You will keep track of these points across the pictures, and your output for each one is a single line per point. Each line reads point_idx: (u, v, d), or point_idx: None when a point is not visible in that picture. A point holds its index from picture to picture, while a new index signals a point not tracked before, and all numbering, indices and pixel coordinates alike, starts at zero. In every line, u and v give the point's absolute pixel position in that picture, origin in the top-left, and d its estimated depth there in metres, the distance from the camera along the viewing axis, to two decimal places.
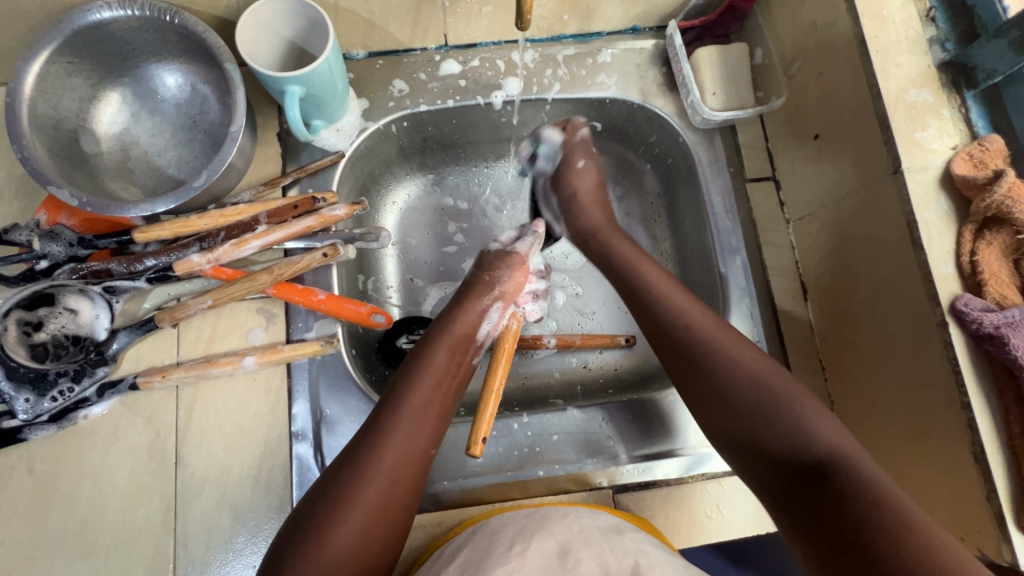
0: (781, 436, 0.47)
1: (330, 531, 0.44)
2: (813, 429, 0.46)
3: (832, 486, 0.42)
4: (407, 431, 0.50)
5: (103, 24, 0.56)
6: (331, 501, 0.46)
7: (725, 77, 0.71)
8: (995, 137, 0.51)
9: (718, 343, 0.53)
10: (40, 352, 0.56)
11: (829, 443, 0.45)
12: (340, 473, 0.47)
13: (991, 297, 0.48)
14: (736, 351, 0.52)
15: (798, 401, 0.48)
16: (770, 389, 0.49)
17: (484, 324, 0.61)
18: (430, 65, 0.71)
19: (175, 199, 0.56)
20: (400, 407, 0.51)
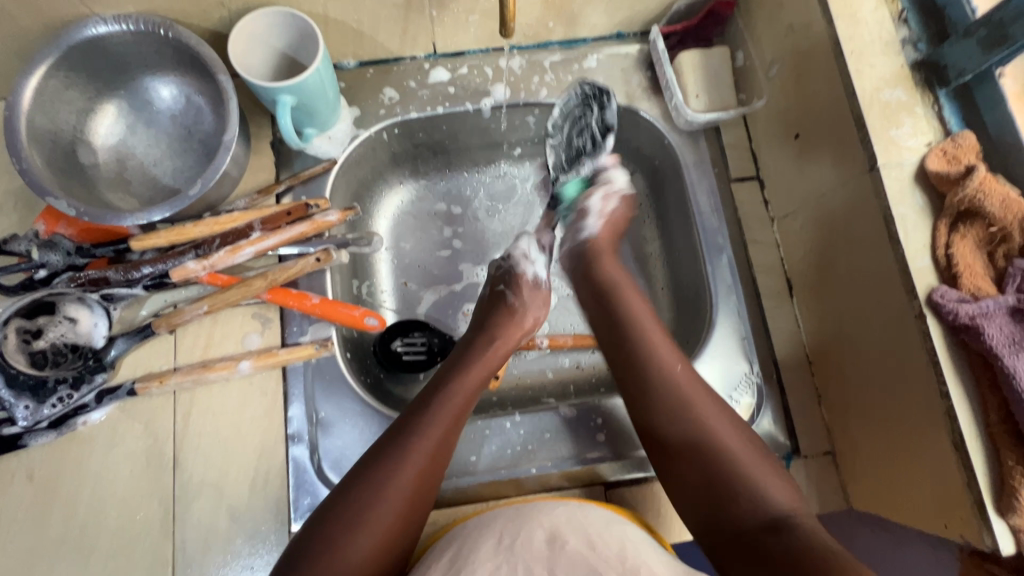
0: (731, 492, 0.48)
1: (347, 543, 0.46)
2: (765, 491, 0.48)
3: (775, 545, 0.44)
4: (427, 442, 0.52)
5: (99, 39, 0.58)
6: (347, 512, 0.47)
7: (708, 80, 0.72)
8: (967, 133, 0.52)
9: (691, 394, 0.54)
10: (39, 359, 0.58)
11: (779, 500, 0.47)
12: (356, 492, 0.49)
13: (966, 289, 0.49)
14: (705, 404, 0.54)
15: (745, 452, 0.50)
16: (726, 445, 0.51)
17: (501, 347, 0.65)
18: (419, 73, 0.73)
19: (170, 208, 0.57)
20: (415, 426, 0.53)
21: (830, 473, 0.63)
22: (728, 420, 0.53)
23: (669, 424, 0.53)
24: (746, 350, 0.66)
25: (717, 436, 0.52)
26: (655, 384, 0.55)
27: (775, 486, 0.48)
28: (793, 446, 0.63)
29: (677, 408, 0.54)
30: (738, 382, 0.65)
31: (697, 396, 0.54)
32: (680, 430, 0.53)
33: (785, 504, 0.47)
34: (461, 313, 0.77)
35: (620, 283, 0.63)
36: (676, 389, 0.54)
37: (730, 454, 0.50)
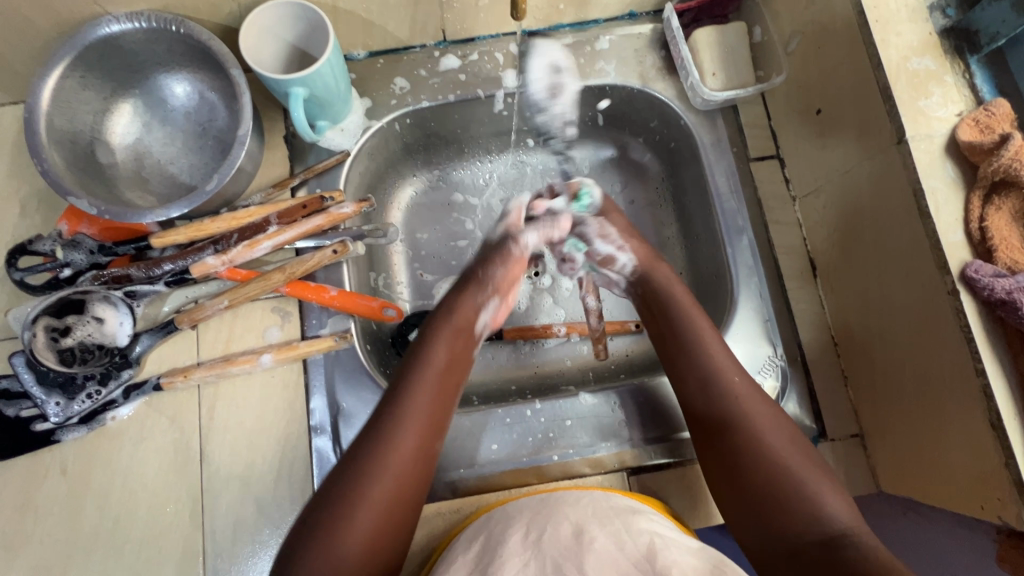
0: (785, 515, 0.48)
1: (340, 530, 0.46)
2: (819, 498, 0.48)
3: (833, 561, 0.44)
4: (414, 418, 0.52)
5: (113, 38, 0.58)
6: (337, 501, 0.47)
7: (725, 57, 0.70)
8: (1001, 101, 0.50)
9: (746, 405, 0.53)
10: (68, 356, 0.59)
11: (839, 517, 0.47)
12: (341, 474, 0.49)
13: (1002, 263, 0.47)
14: (764, 414, 0.53)
15: (794, 453, 0.50)
16: (778, 452, 0.51)
17: (484, 315, 0.62)
18: (430, 61, 0.72)
19: (189, 204, 0.58)
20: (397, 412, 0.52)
21: (857, 456, 0.61)
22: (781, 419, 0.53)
23: (739, 431, 0.52)
24: (770, 333, 0.65)
25: (768, 453, 0.51)
26: (718, 395, 0.54)
27: (836, 502, 0.48)
28: (819, 429, 0.62)
29: (735, 423, 0.53)
30: (761, 365, 0.64)
31: (746, 401, 0.54)
32: (746, 445, 0.52)
33: (843, 521, 0.46)
34: None
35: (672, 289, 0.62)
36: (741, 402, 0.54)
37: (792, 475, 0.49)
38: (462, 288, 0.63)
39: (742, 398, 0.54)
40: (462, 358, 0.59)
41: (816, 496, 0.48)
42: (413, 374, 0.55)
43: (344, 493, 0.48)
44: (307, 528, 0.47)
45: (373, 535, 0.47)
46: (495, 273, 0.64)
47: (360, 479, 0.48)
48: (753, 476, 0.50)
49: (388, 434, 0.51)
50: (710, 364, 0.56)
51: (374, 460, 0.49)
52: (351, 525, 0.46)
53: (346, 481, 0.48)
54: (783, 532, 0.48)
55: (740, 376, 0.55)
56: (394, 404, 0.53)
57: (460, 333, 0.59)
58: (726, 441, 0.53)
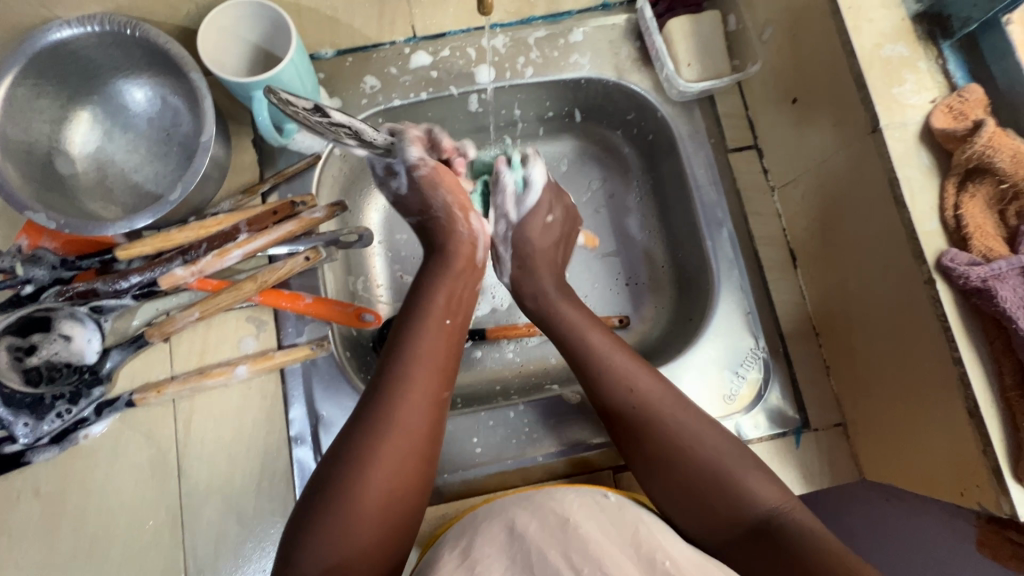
0: (718, 505, 0.49)
1: (362, 485, 0.46)
2: (747, 490, 0.49)
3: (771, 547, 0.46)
4: (416, 376, 0.51)
5: (65, 43, 0.56)
6: (352, 459, 0.47)
7: (699, 47, 0.70)
8: (974, 87, 0.50)
9: (662, 408, 0.54)
10: (33, 376, 0.57)
11: (767, 503, 0.48)
12: (351, 437, 0.49)
13: (976, 251, 0.47)
14: (678, 412, 0.53)
15: (722, 450, 0.51)
16: (703, 445, 0.52)
17: (483, 247, 0.62)
18: (400, 59, 0.70)
19: (153, 214, 0.56)
20: (399, 373, 0.51)
21: (840, 445, 0.62)
22: (701, 418, 0.54)
23: (653, 437, 0.53)
24: (751, 325, 0.65)
25: (702, 454, 0.51)
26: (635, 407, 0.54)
27: (761, 489, 0.49)
28: (803, 420, 0.62)
29: (654, 437, 0.53)
30: (743, 357, 0.64)
31: (666, 408, 0.54)
32: (665, 446, 0.52)
33: (771, 505, 0.48)
34: None
35: (553, 306, 0.63)
36: (652, 408, 0.54)
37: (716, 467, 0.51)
38: (452, 245, 0.61)
39: (659, 407, 0.54)
40: (459, 311, 0.57)
41: (747, 489, 0.49)
42: (408, 336, 0.53)
43: (357, 451, 0.47)
44: (321, 494, 0.46)
45: (389, 492, 0.47)
46: (461, 232, 0.61)
47: (370, 438, 0.48)
48: (688, 475, 0.51)
49: (391, 396, 0.50)
50: (616, 377, 0.56)
51: (380, 420, 0.48)
52: (365, 481, 0.46)
53: (361, 441, 0.48)
54: (716, 519, 0.49)
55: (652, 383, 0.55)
56: (399, 350, 0.53)
57: (456, 289, 0.58)
58: (654, 450, 0.52)
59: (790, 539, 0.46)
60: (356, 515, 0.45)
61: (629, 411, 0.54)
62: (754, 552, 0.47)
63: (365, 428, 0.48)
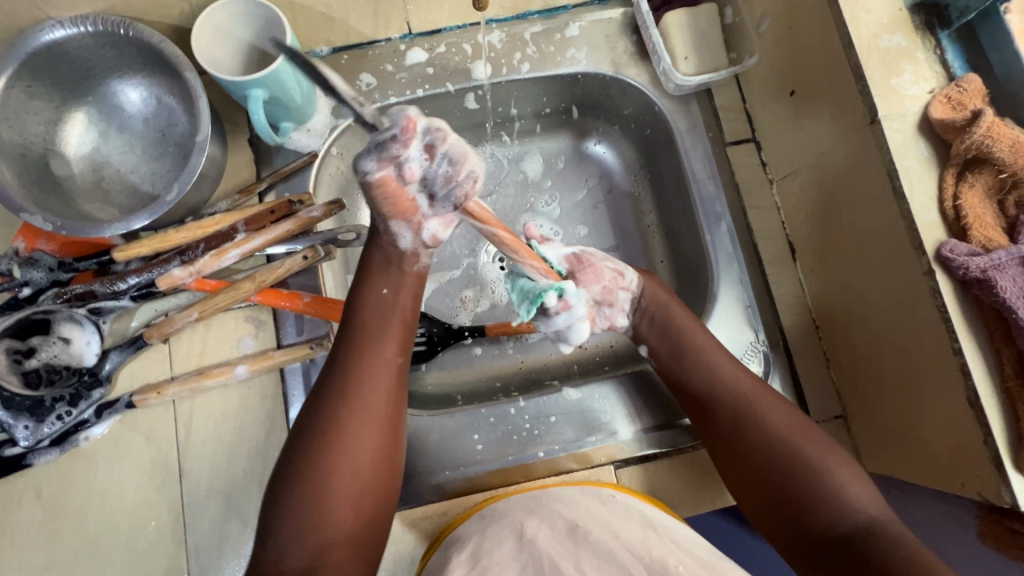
0: (807, 508, 0.51)
1: (318, 492, 0.48)
2: (837, 488, 0.51)
3: (855, 553, 0.47)
4: (364, 372, 0.51)
5: (58, 43, 0.55)
6: (301, 469, 0.48)
7: (696, 40, 0.69)
8: (973, 76, 0.50)
9: (766, 407, 0.56)
10: (33, 379, 0.57)
11: (864, 507, 0.50)
12: (298, 447, 0.49)
13: (976, 241, 0.47)
14: (776, 415, 0.56)
15: (821, 451, 0.53)
16: (799, 447, 0.53)
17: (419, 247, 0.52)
18: (396, 55, 0.70)
19: (150, 214, 0.55)
20: (336, 384, 0.50)
21: (842, 437, 0.62)
22: (793, 417, 0.56)
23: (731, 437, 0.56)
24: (751, 318, 0.64)
25: (794, 456, 0.53)
26: (730, 406, 0.57)
27: (857, 492, 0.50)
28: (804, 412, 0.62)
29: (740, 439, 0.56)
30: (744, 351, 0.64)
31: (766, 408, 0.56)
32: (752, 444, 0.55)
33: (868, 511, 0.49)
34: (459, 300, 0.76)
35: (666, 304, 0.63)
36: (755, 401, 0.57)
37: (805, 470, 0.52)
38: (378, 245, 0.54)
39: (755, 405, 0.56)
40: (402, 283, 0.53)
41: (841, 489, 0.51)
42: (345, 340, 0.52)
43: (314, 451, 0.49)
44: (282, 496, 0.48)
45: (355, 485, 0.49)
46: (376, 233, 0.50)
47: (324, 439, 0.49)
48: (774, 478, 0.53)
49: (340, 394, 0.50)
50: (716, 374, 0.59)
51: (328, 421, 0.49)
52: (325, 481, 0.48)
53: (310, 438, 0.49)
54: (798, 519, 0.51)
55: (750, 386, 0.58)
56: (339, 356, 0.52)
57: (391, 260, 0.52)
58: (761, 452, 0.54)
59: (877, 546, 0.47)
60: (316, 520, 0.48)
61: (736, 405, 0.57)
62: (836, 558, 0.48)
63: (314, 437, 0.49)
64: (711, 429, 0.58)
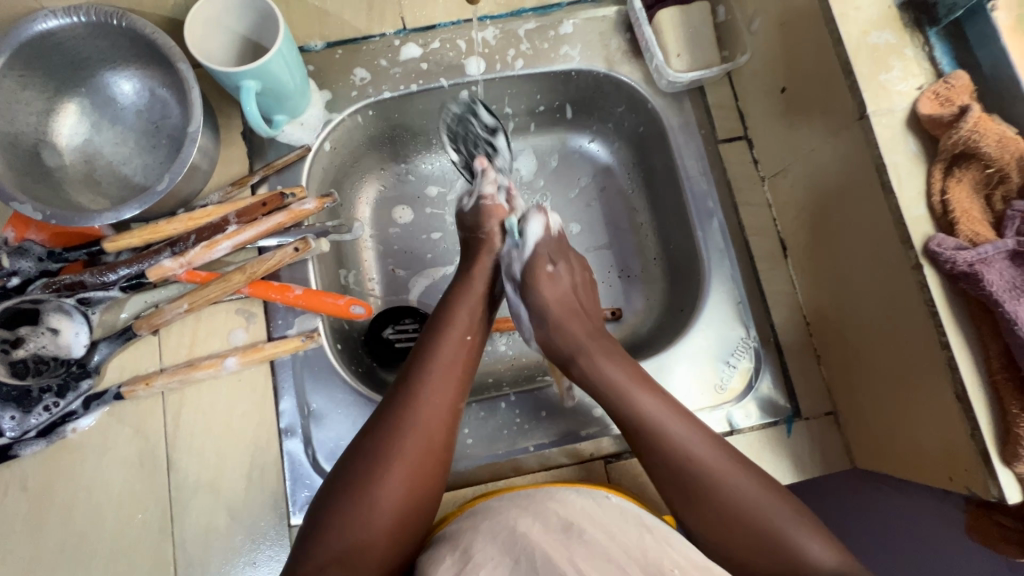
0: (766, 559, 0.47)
1: (373, 507, 0.47)
2: (792, 537, 0.47)
3: None
4: (433, 395, 0.53)
5: (50, 33, 0.55)
6: (362, 479, 0.48)
7: (689, 38, 0.70)
8: (960, 73, 0.50)
9: (696, 449, 0.51)
10: (20, 369, 0.56)
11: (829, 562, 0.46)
12: (362, 459, 0.49)
13: (963, 235, 0.47)
14: (710, 458, 0.51)
15: (764, 496, 0.49)
16: (713, 471, 0.51)
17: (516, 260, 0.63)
18: (390, 51, 0.70)
19: (139, 204, 0.55)
20: (410, 402, 0.52)
21: (832, 433, 0.62)
22: (727, 456, 0.52)
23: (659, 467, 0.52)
24: (742, 314, 0.65)
25: (738, 502, 0.49)
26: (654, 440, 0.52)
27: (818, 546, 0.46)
28: (794, 409, 0.62)
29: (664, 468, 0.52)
30: (734, 347, 0.64)
31: (695, 449, 0.51)
32: (703, 503, 0.50)
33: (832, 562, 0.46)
34: None
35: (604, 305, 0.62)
36: (682, 446, 0.52)
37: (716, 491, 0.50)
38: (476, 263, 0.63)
39: (688, 449, 0.52)
40: (481, 329, 0.60)
41: (799, 544, 0.47)
42: (422, 363, 0.55)
43: (372, 457, 0.49)
44: (334, 498, 0.48)
45: (401, 499, 0.48)
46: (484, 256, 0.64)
47: (387, 446, 0.49)
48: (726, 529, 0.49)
49: (408, 413, 0.51)
50: (637, 413, 0.54)
51: (400, 427, 0.51)
52: (381, 496, 0.48)
53: (375, 450, 0.50)
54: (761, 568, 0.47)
55: (687, 430, 0.52)
56: (416, 376, 0.54)
57: (476, 307, 0.60)
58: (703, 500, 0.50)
59: None
60: (363, 536, 0.47)
61: (666, 454, 0.52)
62: None
63: (377, 448, 0.50)
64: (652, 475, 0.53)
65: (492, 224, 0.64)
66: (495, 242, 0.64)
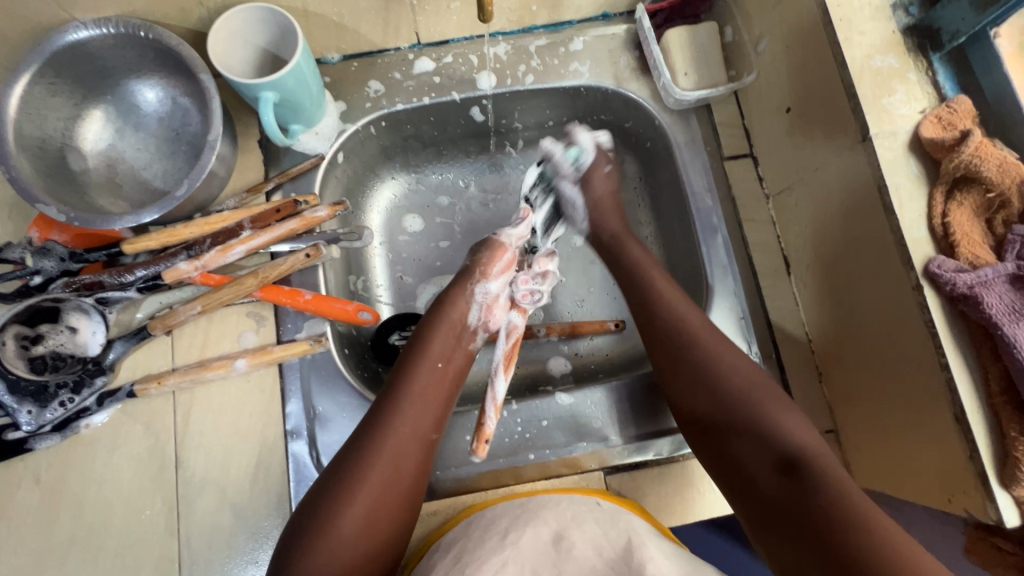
0: (743, 445, 0.50)
1: (339, 520, 0.47)
2: (774, 420, 0.49)
3: (792, 485, 0.46)
4: (408, 417, 0.53)
5: (80, 44, 0.58)
6: (334, 497, 0.48)
7: (696, 58, 0.71)
8: (963, 98, 0.51)
9: (713, 348, 0.55)
10: (39, 365, 0.58)
11: (796, 441, 0.48)
12: (336, 472, 0.50)
13: (964, 258, 0.48)
14: (729, 355, 0.54)
15: (758, 386, 0.52)
16: (756, 395, 0.51)
17: (477, 309, 0.62)
18: (404, 64, 0.72)
19: (159, 209, 0.57)
20: (383, 419, 0.52)
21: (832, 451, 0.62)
22: (742, 359, 0.54)
23: (696, 389, 0.53)
24: (744, 330, 0.65)
25: (732, 390, 0.52)
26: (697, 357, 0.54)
27: (794, 427, 0.49)
28: None
29: (698, 380, 0.54)
30: None
31: (718, 350, 0.54)
32: (701, 395, 0.53)
33: (799, 444, 0.48)
34: None
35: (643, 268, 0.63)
36: (695, 336, 0.56)
37: (754, 409, 0.50)
38: (450, 295, 0.62)
39: (697, 337, 0.56)
40: (457, 357, 0.59)
41: (777, 425, 0.49)
42: (402, 385, 0.55)
43: (341, 485, 0.49)
44: (301, 528, 0.48)
45: (363, 530, 0.48)
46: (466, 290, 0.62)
47: (358, 473, 0.49)
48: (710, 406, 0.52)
49: (383, 431, 0.52)
50: (665, 309, 0.58)
51: (371, 441, 0.51)
52: (348, 514, 0.48)
53: (347, 468, 0.50)
54: (739, 450, 0.50)
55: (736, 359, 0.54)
56: (390, 397, 0.54)
57: (454, 336, 0.60)
58: (700, 385, 0.53)
59: (812, 478, 0.45)
60: (330, 555, 0.46)
61: (672, 335, 0.56)
62: (768, 496, 0.47)
63: (350, 462, 0.50)
64: (655, 337, 0.57)
65: (488, 256, 0.64)
66: (486, 277, 0.63)
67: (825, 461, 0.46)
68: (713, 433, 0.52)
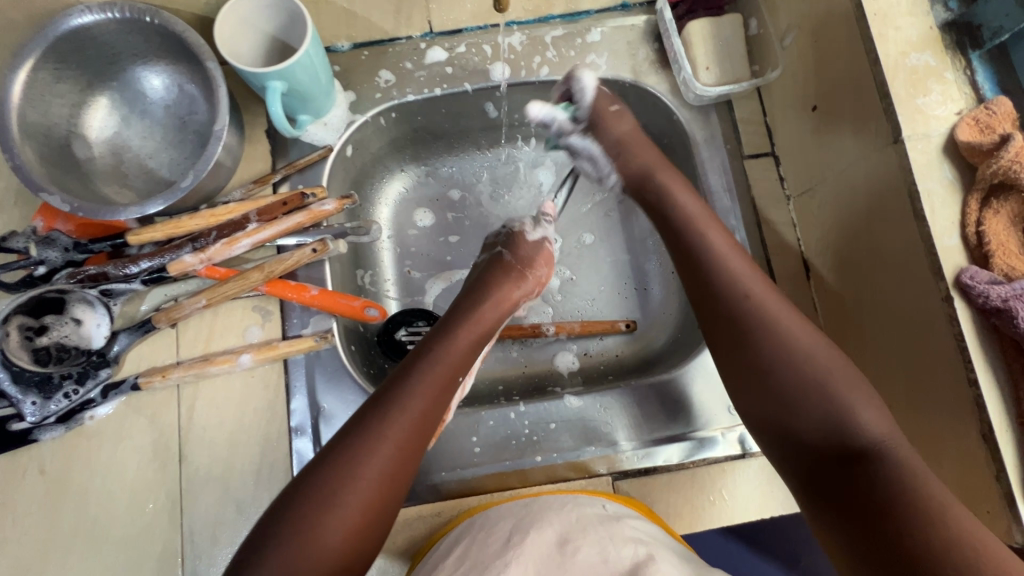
0: (814, 425, 0.47)
1: (327, 523, 0.44)
2: (850, 406, 0.47)
3: (862, 476, 0.43)
4: (417, 421, 0.50)
5: (85, 29, 0.56)
6: (325, 497, 0.45)
7: (719, 51, 0.69)
8: (1003, 99, 0.48)
9: (784, 322, 0.51)
10: (42, 356, 0.57)
11: (872, 431, 0.45)
12: (331, 466, 0.46)
13: (998, 269, 0.46)
14: (804, 335, 0.50)
15: (836, 369, 0.48)
16: (828, 372, 0.48)
17: (500, 320, 0.63)
18: (415, 54, 0.70)
19: (164, 200, 0.56)
20: (390, 420, 0.49)
21: None
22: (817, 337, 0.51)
23: (764, 365, 0.50)
24: None
25: (796, 367, 0.49)
26: (762, 338, 0.51)
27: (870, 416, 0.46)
28: None
29: (765, 360, 0.50)
30: None
31: (785, 321, 0.51)
32: (765, 372, 0.50)
33: (876, 433, 0.45)
34: None
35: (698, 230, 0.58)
36: (765, 312, 0.52)
37: (829, 396, 0.47)
38: (473, 303, 0.61)
39: (774, 315, 0.52)
40: (468, 366, 0.57)
41: (853, 414, 0.46)
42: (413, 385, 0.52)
43: (334, 488, 0.45)
44: (285, 524, 0.44)
45: (352, 539, 0.44)
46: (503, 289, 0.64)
47: (355, 477, 0.46)
48: (780, 383, 0.49)
49: (390, 431, 0.48)
50: (725, 272, 0.55)
51: (375, 438, 0.47)
52: (339, 517, 0.44)
53: (348, 464, 0.46)
54: (810, 435, 0.47)
55: (812, 339, 0.50)
56: (400, 395, 0.50)
57: (472, 345, 0.58)
58: (763, 363, 0.50)
59: (885, 471, 0.43)
60: (311, 559, 0.43)
61: (736, 314, 0.53)
62: (833, 487, 0.45)
63: (349, 462, 0.46)
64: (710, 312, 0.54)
65: (542, 264, 0.68)
66: (527, 281, 0.66)
67: (898, 446, 0.45)
68: (776, 414, 0.49)
